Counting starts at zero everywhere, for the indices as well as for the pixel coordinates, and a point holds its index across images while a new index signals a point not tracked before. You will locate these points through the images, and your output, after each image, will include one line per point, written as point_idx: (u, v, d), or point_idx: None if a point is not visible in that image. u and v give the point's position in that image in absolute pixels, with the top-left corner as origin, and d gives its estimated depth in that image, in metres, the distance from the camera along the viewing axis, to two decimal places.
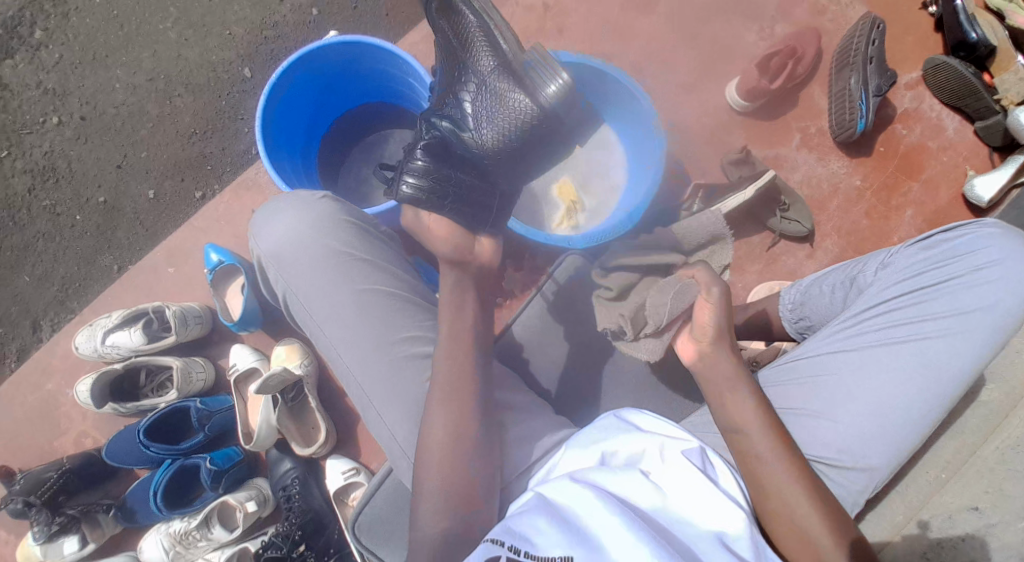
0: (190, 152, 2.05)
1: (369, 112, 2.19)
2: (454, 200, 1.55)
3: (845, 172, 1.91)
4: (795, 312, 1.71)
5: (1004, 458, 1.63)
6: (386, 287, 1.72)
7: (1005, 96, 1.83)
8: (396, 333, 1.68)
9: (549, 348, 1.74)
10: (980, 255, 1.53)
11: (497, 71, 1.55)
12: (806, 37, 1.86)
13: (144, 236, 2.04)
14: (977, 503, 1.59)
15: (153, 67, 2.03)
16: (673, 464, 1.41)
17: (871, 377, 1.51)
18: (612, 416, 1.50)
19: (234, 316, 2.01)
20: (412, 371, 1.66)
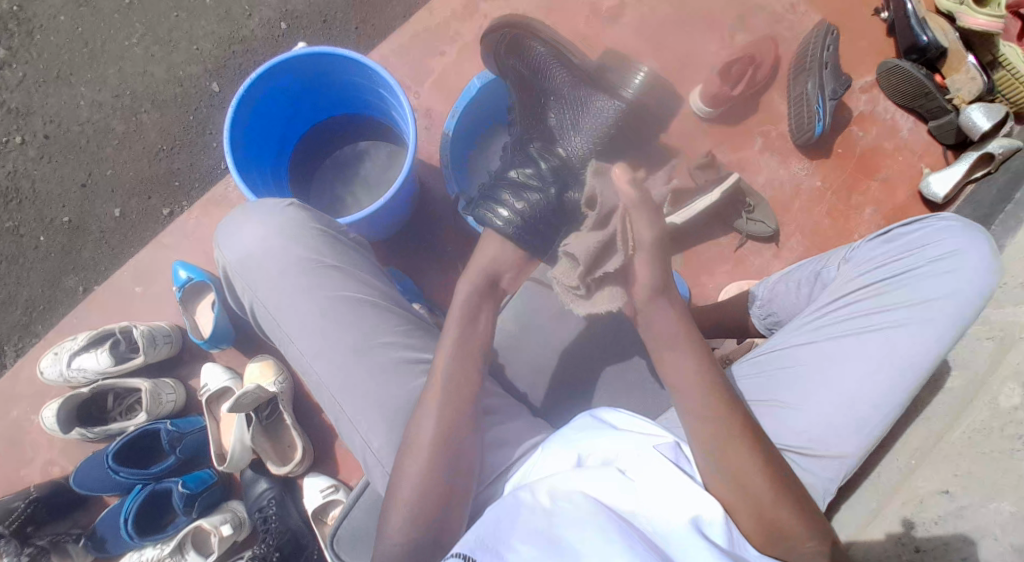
0: (157, 168, 2.01)
1: (349, 126, 2.05)
2: (545, 231, 1.45)
3: (806, 173, 1.89)
4: (764, 308, 1.66)
5: (972, 441, 1.54)
6: (360, 292, 1.58)
7: (958, 95, 1.79)
8: (373, 340, 1.54)
9: (524, 351, 1.61)
10: (941, 243, 1.46)
11: (574, 86, 1.57)
12: (763, 45, 1.86)
13: (109, 255, 2.01)
14: (946, 486, 1.51)
15: (118, 83, 2.01)
16: (652, 458, 1.27)
17: (837, 366, 1.42)
18: (585, 415, 1.38)
19: (204, 334, 1.96)
20: (391, 378, 1.53)
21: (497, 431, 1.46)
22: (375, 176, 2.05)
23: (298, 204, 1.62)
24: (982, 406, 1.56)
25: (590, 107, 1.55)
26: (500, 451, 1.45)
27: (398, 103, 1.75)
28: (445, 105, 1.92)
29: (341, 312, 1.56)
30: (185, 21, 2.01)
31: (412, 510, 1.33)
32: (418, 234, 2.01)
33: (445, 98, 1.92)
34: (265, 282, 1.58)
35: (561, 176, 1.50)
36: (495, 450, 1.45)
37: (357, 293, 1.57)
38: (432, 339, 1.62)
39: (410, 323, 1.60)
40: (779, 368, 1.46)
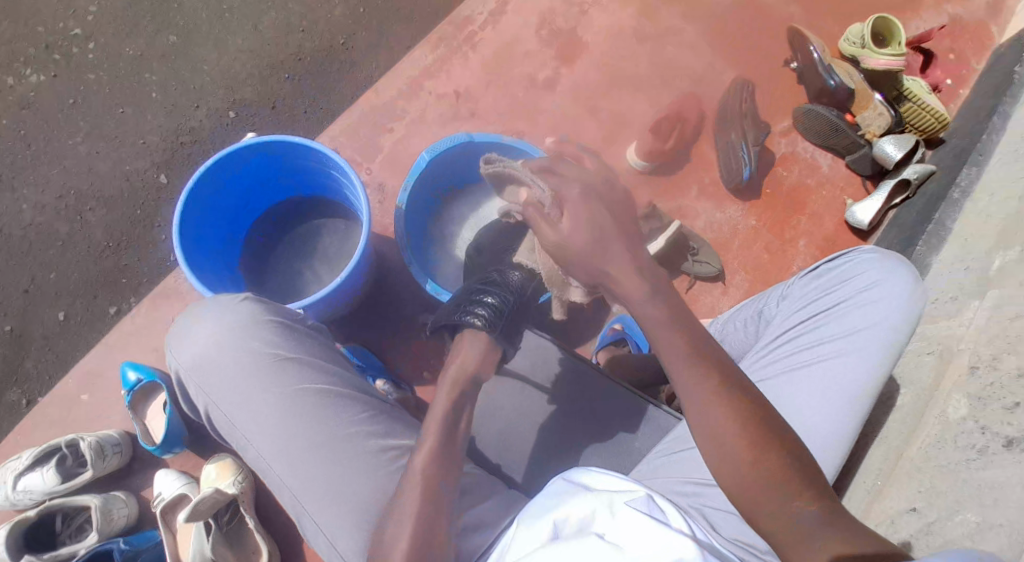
0: (103, 267, 1.98)
1: (305, 207, 2.08)
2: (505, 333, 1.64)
3: (741, 216, 2.01)
4: None
5: (929, 455, 1.62)
6: (320, 384, 1.59)
7: (868, 130, 1.98)
8: (335, 431, 1.55)
9: (498, 416, 1.73)
10: (864, 275, 1.59)
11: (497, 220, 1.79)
12: (687, 102, 2.05)
13: (54, 362, 1.94)
14: (914, 504, 1.59)
15: (62, 183, 2.01)
16: (628, 514, 1.29)
17: (785, 401, 1.54)
18: (560, 479, 1.41)
19: (156, 439, 1.88)
20: (356, 467, 1.53)
21: (473, 512, 1.53)
22: (333, 251, 2.06)
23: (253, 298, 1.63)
24: (933, 420, 1.65)
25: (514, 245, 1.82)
26: (477, 534, 1.51)
27: (350, 181, 1.80)
28: (397, 178, 2.00)
29: (299, 405, 1.56)
30: (130, 117, 2.04)
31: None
32: (377, 308, 2.01)
33: (398, 173, 1.99)
34: (218, 380, 1.58)
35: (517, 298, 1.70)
36: (474, 533, 1.51)
37: (316, 385, 1.57)
38: (398, 423, 1.62)
39: (373, 409, 1.60)
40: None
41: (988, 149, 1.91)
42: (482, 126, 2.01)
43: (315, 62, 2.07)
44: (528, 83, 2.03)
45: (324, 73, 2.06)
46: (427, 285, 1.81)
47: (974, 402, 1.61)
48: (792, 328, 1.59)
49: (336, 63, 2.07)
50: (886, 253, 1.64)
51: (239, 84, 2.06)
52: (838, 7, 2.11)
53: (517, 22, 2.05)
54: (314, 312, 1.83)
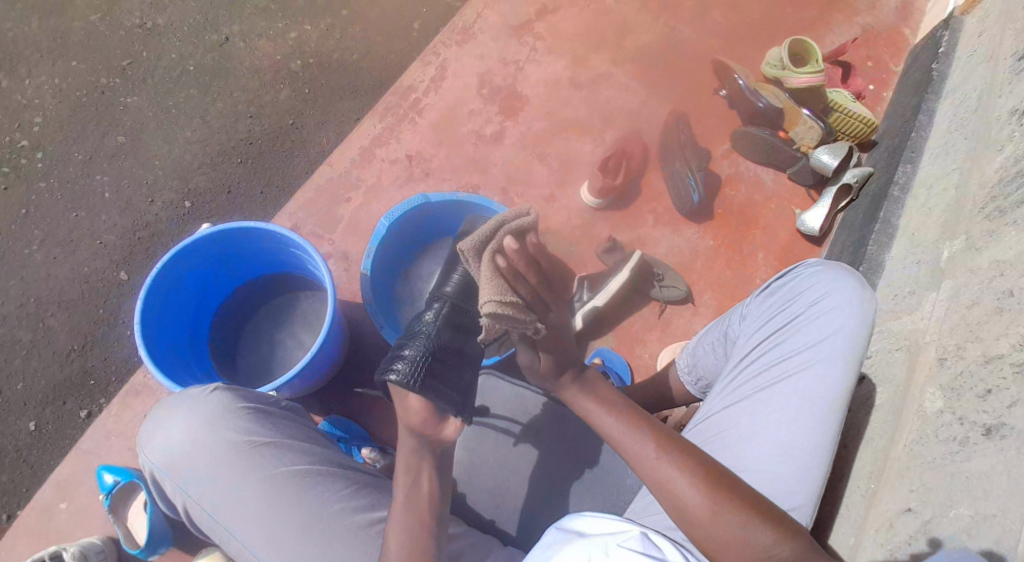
0: (71, 370, 1.93)
1: (272, 285, 2.08)
2: (436, 388, 1.59)
3: (698, 237, 2.08)
4: (692, 373, 1.82)
5: (914, 454, 1.63)
6: (297, 465, 1.60)
7: (801, 143, 2.06)
8: (318, 511, 1.55)
9: (489, 466, 1.73)
10: (814, 288, 1.66)
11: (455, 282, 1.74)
12: (630, 140, 2.11)
13: (31, 472, 1.88)
14: (909, 504, 1.59)
15: (21, 292, 1.97)
16: (623, 555, 1.31)
17: (764, 421, 1.58)
18: (553, 529, 1.41)
19: (140, 541, 1.80)
20: (343, 544, 1.53)
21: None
22: (309, 325, 2.06)
23: (221, 387, 1.65)
24: (912, 416, 1.66)
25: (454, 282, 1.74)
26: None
27: (311, 257, 1.82)
28: (360, 244, 1.99)
29: (278, 491, 1.56)
30: (84, 220, 2.01)
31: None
32: (356, 373, 2.00)
33: (360, 239, 2.00)
34: (195, 478, 1.59)
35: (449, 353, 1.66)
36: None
37: (296, 466, 1.59)
38: (384, 494, 1.63)
39: (356, 482, 1.62)
40: (716, 433, 1.63)
41: (919, 146, 1.99)
42: (437, 185, 2.03)
43: (265, 145, 2.08)
44: (476, 137, 2.07)
45: (275, 155, 2.07)
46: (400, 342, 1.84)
47: (948, 394, 1.62)
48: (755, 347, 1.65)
49: (287, 143, 2.08)
50: (834, 263, 1.69)
51: (192, 174, 2.05)
52: (759, 34, 2.22)
53: (458, 85, 2.09)
54: (291, 387, 1.85)
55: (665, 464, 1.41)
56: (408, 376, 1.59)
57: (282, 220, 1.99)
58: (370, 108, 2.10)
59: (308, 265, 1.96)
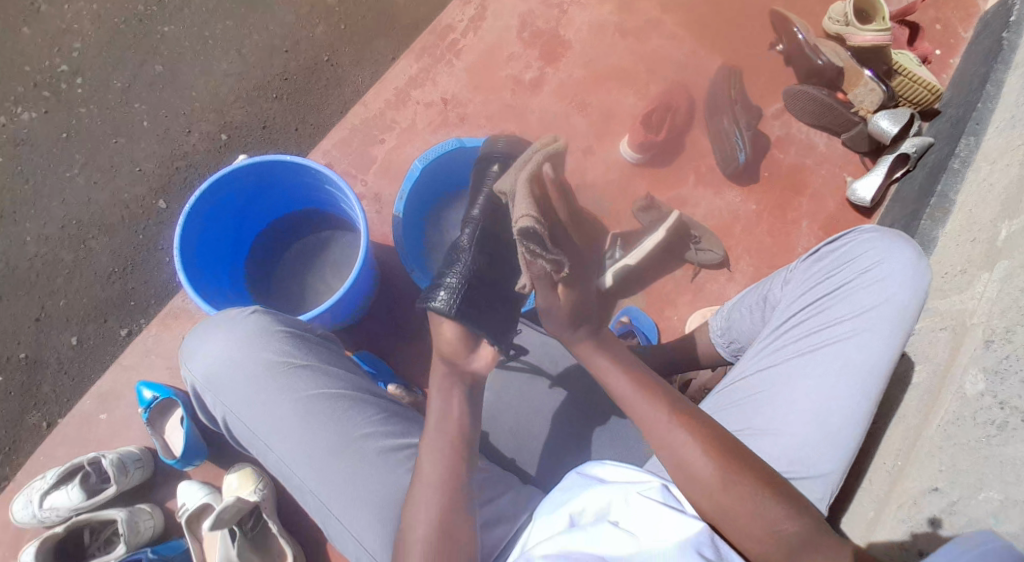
0: (112, 291, 2.01)
1: (305, 223, 2.10)
2: (481, 304, 1.63)
3: (740, 200, 2.00)
4: (725, 336, 1.78)
5: (948, 434, 1.55)
6: (331, 388, 1.64)
7: (861, 106, 1.94)
8: (348, 434, 1.59)
9: (505, 415, 1.76)
10: (867, 254, 1.61)
11: (485, 207, 1.78)
12: (675, 93, 2.06)
13: (71, 385, 1.97)
14: (936, 484, 1.52)
15: (63, 214, 2.03)
16: (640, 502, 1.35)
17: (802, 387, 1.55)
18: (575, 473, 1.46)
19: (176, 453, 1.90)
20: (372, 466, 1.57)
21: (489, 509, 1.55)
22: (337, 265, 2.09)
23: (261, 310, 1.69)
24: (950, 397, 1.57)
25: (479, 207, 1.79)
26: (496, 528, 1.54)
27: (344, 194, 1.83)
28: (391, 186, 2.02)
29: (313, 412, 1.61)
30: (124, 146, 2.06)
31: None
32: (383, 312, 2.02)
33: (392, 181, 2.02)
34: (235, 393, 1.64)
35: (488, 273, 1.69)
36: (491, 529, 1.53)
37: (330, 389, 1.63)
38: (411, 423, 1.66)
39: (386, 410, 1.65)
40: (745, 397, 1.60)
41: (984, 117, 1.85)
42: (472, 130, 2.04)
43: (300, 82, 2.08)
44: (515, 84, 2.06)
45: (311, 91, 2.07)
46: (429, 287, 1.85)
47: (992, 378, 1.54)
48: (798, 312, 1.61)
49: (322, 80, 2.08)
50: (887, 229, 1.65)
51: (229, 107, 2.07)
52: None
53: (498, 27, 2.07)
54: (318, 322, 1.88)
55: (678, 432, 1.38)
56: (451, 294, 1.62)
57: (315, 157, 2.02)
58: (406, 46, 2.08)
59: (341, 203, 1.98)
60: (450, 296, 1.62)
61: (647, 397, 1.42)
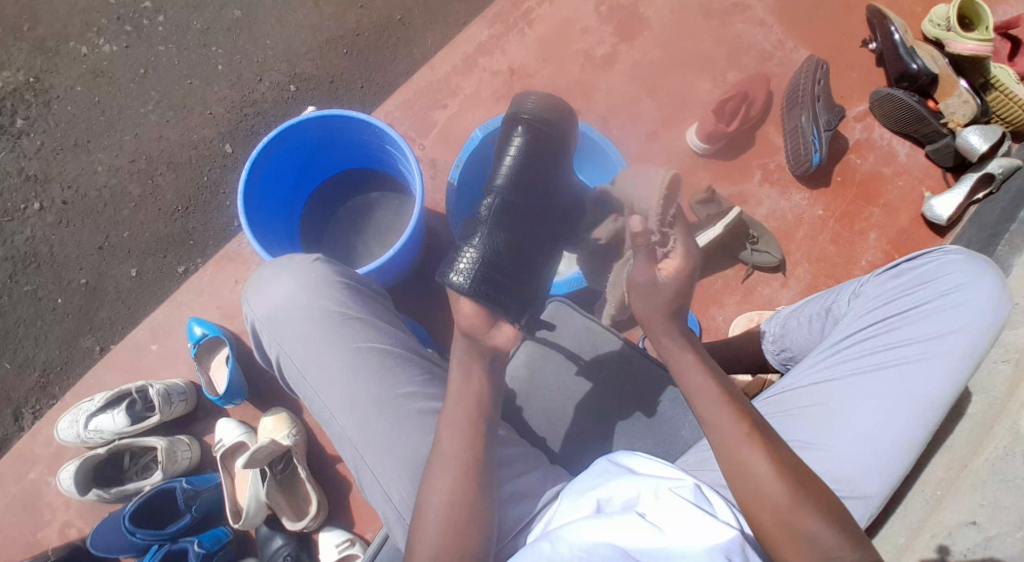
0: (173, 228, 2.06)
1: (355, 182, 2.12)
2: (501, 281, 1.51)
3: (807, 203, 1.92)
4: (777, 344, 1.74)
5: (995, 469, 1.62)
6: (382, 344, 1.66)
7: (952, 118, 1.84)
8: (394, 391, 1.61)
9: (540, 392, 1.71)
10: (948, 277, 1.56)
11: (513, 168, 1.63)
12: (756, 84, 1.94)
13: (126, 313, 2.03)
14: (974, 517, 1.60)
15: (135, 148, 2.08)
16: (671, 498, 1.34)
17: (857, 405, 1.51)
18: (606, 461, 1.45)
19: (218, 391, 1.95)
20: (413, 425, 1.59)
21: (518, 482, 1.53)
22: (386, 227, 2.10)
23: (325, 260, 1.71)
24: (1003, 432, 1.63)
25: (506, 165, 1.64)
26: (522, 503, 1.52)
27: (405, 156, 1.83)
28: (449, 154, 2.02)
29: (363, 364, 1.63)
30: (197, 87, 2.10)
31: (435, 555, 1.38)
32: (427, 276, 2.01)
33: (450, 149, 2.02)
34: (291, 334, 1.66)
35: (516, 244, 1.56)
36: (517, 502, 1.51)
37: (382, 345, 1.65)
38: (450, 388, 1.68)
39: (430, 373, 1.67)
40: (794, 406, 1.56)
41: None
42: None
43: (372, 38, 2.08)
44: (586, 60, 2.01)
45: (381, 49, 2.07)
46: None
47: None
48: (864, 328, 1.57)
49: (392, 40, 2.08)
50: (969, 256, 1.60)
51: (299, 59, 2.09)
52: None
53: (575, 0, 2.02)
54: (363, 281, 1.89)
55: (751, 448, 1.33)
56: (469, 271, 1.50)
57: (378, 117, 2.03)
58: (480, 13, 2.07)
59: (399, 164, 1.98)
60: (468, 272, 1.50)
61: (723, 403, 1.37)
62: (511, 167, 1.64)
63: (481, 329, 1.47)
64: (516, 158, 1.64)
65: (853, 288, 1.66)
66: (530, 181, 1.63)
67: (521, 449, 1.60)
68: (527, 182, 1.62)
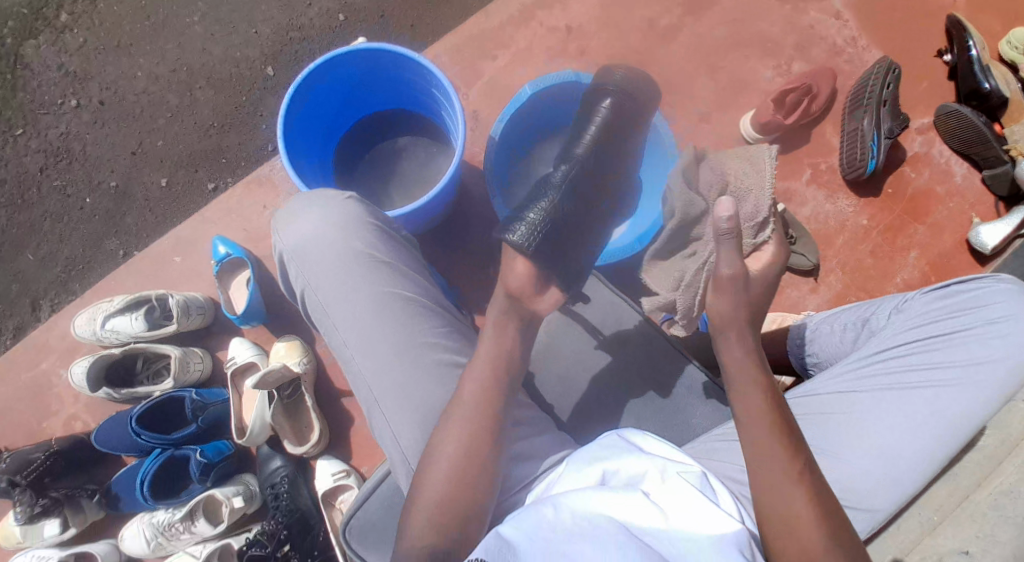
0: (207, 144, 2.05)
1: (385, 125, 2.07)
2: (560, 248, 1.48)
3: (852, 210, 1.86)
4: (803, 347, 1.72)
5: (996, 504, 1.58)
6: (407, 292, 1.62)
7: (1015, 146, 1.78)
8: (415, 340, 1.58)
9: (555, 360, 1.69)
10: (995, 307, 1.55)
11: (591, 143, 1.60)
12: (822, 79, 1.85)
13: (153, 222, 2.04)
14: (967, 546, 1.53)
15: (177, 58, 2.06)
16: (678, 480, 1.34)
17: (881, 421, 1.51)
18: (613, 436, 1.47)
19: (237, 310, 1.96)
20: (430, 376, 1.57)
21: (523, 445, 1.52)
22: (415, 175, 2.07)
23: (358, 199, 1.66)
24: (1012, 468, 1.61)
25: (583, 141, 1.61)
26: (524, 465, 1.51)
27: (452, 104, 1.78)
28: (491, 107, 1.98)
29: (388, 311, 1.60)
30: (246, 4, 2.06)
31: (434, 503, 1.37)
32: (452, 230, 1.99)
33: (494, 102, 1.98)
34: (318, 270, 1.62)
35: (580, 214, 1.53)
36: (520, 463, 1.50)
37: (408, 293, 1.61)
38: (471, 344, 1.65)
39: (452, 325, 1.64)
40: (816, 412, 1.54)
41: None
42: (589, 66, 1.95)
43: None
44: (647, 28, 1.94)
45: None
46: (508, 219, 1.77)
47: None
48: (902, 346, 1.55)
49: None
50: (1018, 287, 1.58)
51: None
52: (1005, 6, 1.89)
53: None
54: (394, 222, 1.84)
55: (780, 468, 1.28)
56: (533, 231, 1.46)
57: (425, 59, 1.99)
58: None
59: (441, 110, 1.94)
60: (531, 232, 1.46)
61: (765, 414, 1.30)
62: (592, 138, 1.61)
63: (526, 290, 1.46)
64: (597, 131, 1.61)
65: (895, 303, 1.64)
66: (608, 155, 1.61)
67: (533, 412, 1.58)
68: (603, 160, 1.60)
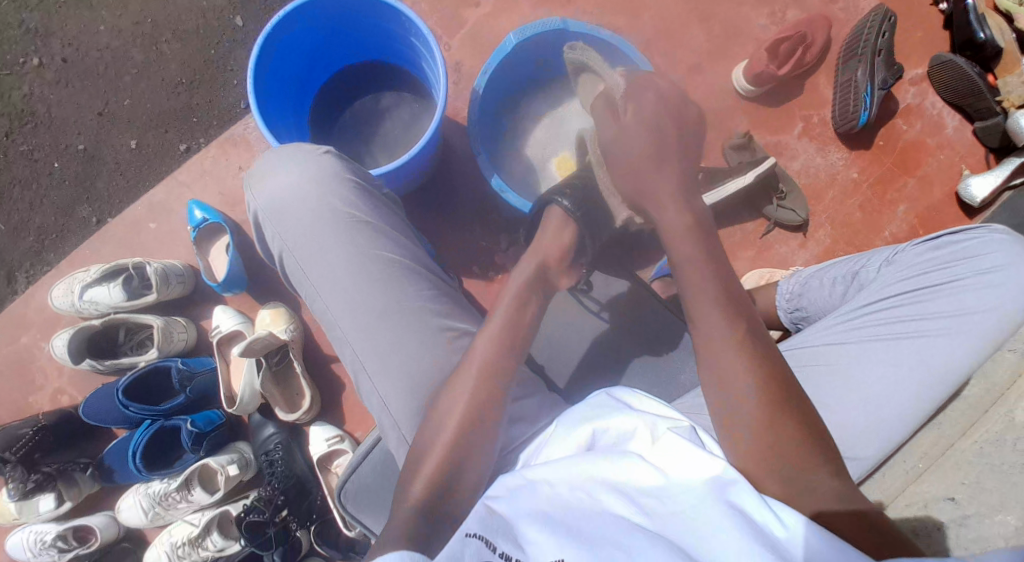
0: (176, 102, 1.96)
1: (363, 79, 2.00)
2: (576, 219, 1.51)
3: (843, 164, 1.84)
4: (792, 302, 1.69)
5: (980, 451, 1.63)
6: (389, 252, 1.53)
7: (1006, 98, 1.76)
8: (400, 303, 1.49)
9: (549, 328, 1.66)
10: (986, 257, 1.51)
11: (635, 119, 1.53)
12: (817, 25, 1.80)
13: (125, 188, 1.96)
14: (953, 494, 1.59)
15: (140, 10, 1.96)
16: (669, 438, 1.24)
17: (870, 372, 1.49)
18: (603, 393, 1.36)
19: (217, 278, 1.90)
20: (418, 338, 1.48)
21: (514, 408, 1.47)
22: (396, 136, 2.00)
23: (336, 155, 1.57)
24: (997, 417, 1.65)
25: None
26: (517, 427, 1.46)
27: (432, 56, 1.69)
28: (474, 58, 1.91)
29: (371, 273, 1.51)
30: None
31: (432, 473, 1.34)
32: (437, 191, 1.94)
33: (478, 54, 1.91)
34: (294, 230, 1.53)
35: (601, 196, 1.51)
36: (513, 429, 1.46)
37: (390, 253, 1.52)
38: (460, 307, 1.57)
39: (438, 287, 1.55)
40: (805, 365, 1.52)
41: None
42: (579, 15, 1.88)
43: None
44: None
45: None
46: (494, 182, 1.72)
47: None
48: (892, 297, 1.52)
49: None
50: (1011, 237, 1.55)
51: None
52: None
53: None
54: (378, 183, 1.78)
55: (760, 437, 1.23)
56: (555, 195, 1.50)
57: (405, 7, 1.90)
58: None
59: (419, 59, 1.86)
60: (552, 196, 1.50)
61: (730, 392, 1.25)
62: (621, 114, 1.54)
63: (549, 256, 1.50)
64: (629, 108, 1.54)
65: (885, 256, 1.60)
66: None
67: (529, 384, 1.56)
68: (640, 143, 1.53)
